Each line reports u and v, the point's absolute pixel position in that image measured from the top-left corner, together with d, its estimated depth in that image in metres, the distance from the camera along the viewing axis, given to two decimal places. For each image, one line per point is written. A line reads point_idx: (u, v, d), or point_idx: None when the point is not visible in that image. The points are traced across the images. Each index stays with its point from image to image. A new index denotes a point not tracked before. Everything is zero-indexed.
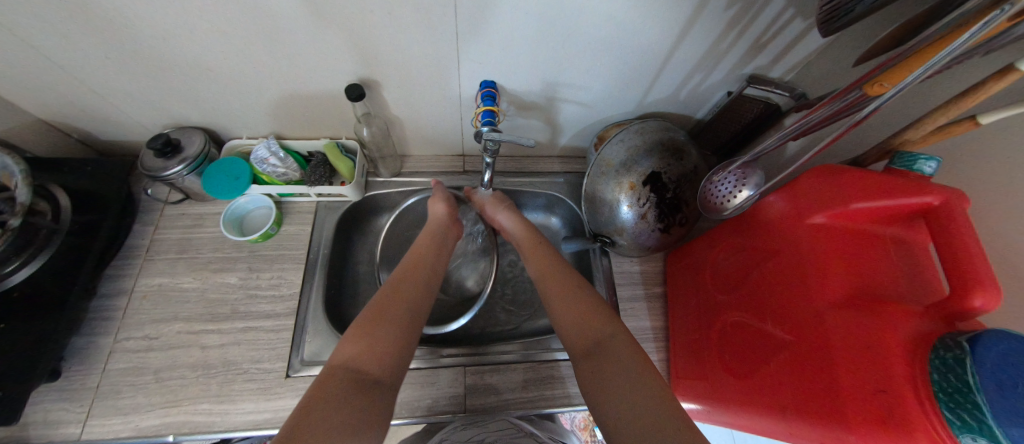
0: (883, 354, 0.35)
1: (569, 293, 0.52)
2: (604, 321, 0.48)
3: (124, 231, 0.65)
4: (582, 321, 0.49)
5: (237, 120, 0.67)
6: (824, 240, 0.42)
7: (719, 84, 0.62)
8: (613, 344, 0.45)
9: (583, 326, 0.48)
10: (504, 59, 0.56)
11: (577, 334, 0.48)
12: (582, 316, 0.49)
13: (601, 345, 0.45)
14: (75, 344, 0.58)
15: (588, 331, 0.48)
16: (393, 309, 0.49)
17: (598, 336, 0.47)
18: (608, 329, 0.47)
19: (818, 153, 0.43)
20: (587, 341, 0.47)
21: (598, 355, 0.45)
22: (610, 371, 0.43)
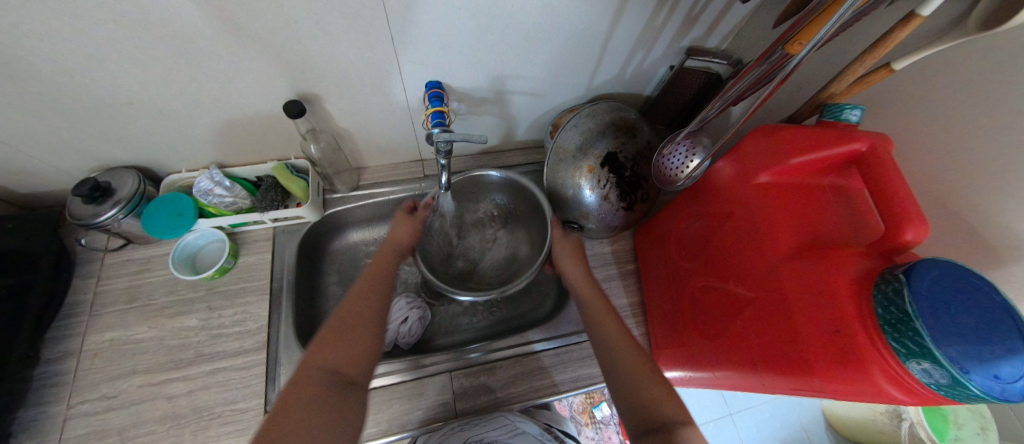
0: (834, 297, 0.37)
1: (635, 369, 0.43)
2: (670, 404, 0.39)
3: (62, 289, 0.60)
4: (643, 395, 0.40)
5: (172, 154, 0.62)
6: (770, 196, 0.44)
7: (660, 60, 0.63)
8: (685, 430, 0.36)
9: (646, 403, 0.40)
10: (445, 58, 0.55)
11: (634, 411, 0.40)
12: (646, 390, 0.41)
13: (665, 427, 0.37)
14: (23, 417, 0.53)
15: (651, 408, 0.39)
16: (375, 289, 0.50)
17: (664, 416, 0.38)
18: (674, 411, 0.38)
19: (752, 114, 0.44)
20: (648, 418, 0.39)
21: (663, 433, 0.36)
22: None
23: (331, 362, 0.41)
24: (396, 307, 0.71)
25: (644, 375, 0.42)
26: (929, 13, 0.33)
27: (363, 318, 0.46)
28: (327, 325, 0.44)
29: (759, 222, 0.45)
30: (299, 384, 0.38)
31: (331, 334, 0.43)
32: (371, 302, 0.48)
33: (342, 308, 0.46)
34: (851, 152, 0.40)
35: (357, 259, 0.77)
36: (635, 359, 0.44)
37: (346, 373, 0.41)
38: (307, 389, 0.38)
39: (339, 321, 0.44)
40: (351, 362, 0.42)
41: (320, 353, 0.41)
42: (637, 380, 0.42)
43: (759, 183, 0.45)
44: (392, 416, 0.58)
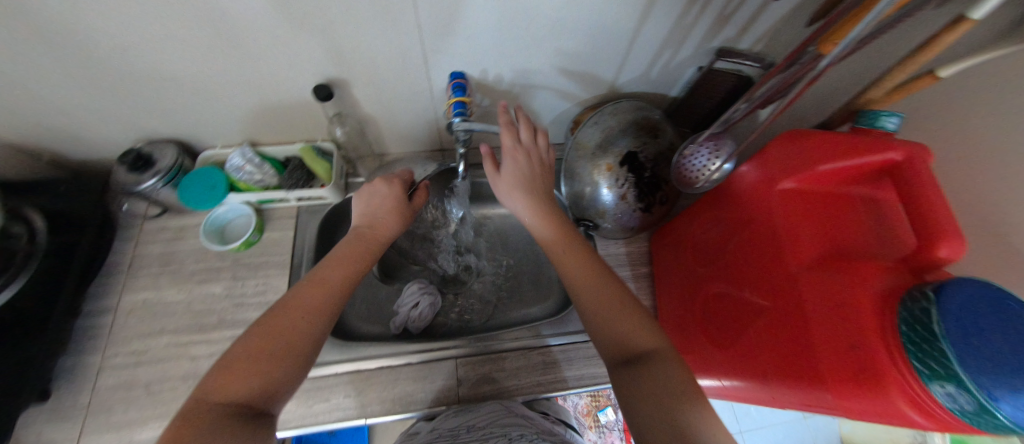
0: (856, 310, 0.35)
1: (611, 304, 0.42)
2: (647, 334, 0.39)
3: (105, 249, 0.64)
4: (618, 330, 0.40)
5: (209, 130, 0.66)
6: (794, 204, 0.43)
7: (689, 60, 0.62)
8: (659, 357, 0.37)
9: (624, 338, 0.40)
10: (470, 49, 0.56)
11: (611, 345, 0.40)
12: (622, 321, 0.41)
13: (641, 356, 0.38)
14: (64, 364, 0.58)
15: (628, 341, 0.39)
16: (317, 297, 0.40)
17: (639, 347, 0.38)
18: (650, 341, 0.39)
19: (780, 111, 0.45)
20: (624, 350, 0.39)
21: (638, 366, 0.37)
22: (654, 381, 0.35)
23: (241, 386, 0.33)
24: (408, 292, 0.72)
25: (620, 307, 0.42)
26: (978, 17, 0.31)
27: (290, 335, 0.37)
28: (239, 342, 0.35)
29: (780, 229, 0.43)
30: (190, 419, 0.30)
31: (247, 351, 0.35)
32: (304, 314, 0.39)
33: (266, 319, 0.37)
34: (885, 162, 0.38)
35: None
36: (608, 293, 0.43)
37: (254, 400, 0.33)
38: (197, 421, 0.30)
39: (258, 335, 0.36)
40: (265, 388, 0.34)
41: (225, 375, 0.33)
42: (613, 315, 0.41)
43: (782, 189, 0.44)
44: (397, 396, 0.60)
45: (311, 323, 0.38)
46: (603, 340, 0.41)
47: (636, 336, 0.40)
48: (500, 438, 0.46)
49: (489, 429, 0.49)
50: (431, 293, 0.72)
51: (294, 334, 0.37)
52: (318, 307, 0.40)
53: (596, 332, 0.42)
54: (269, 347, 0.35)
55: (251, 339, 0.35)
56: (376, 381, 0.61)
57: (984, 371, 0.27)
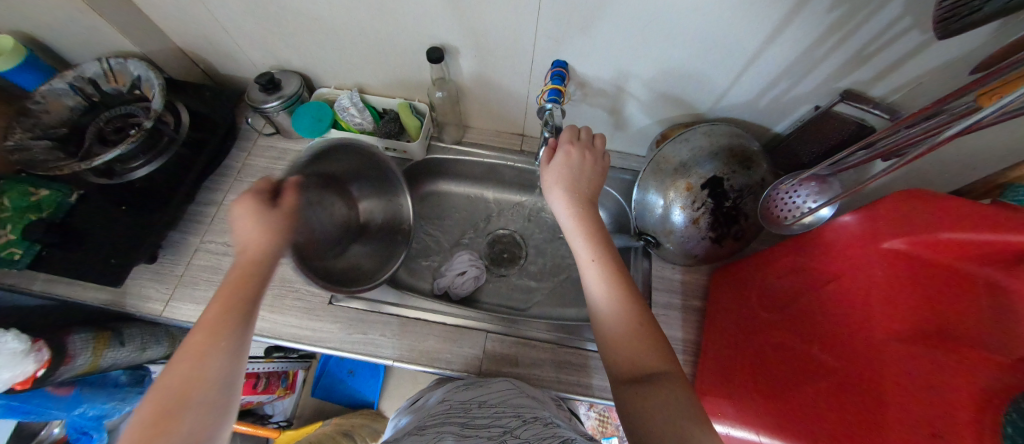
0: (945, 402, 0.30)
1: (630, 322, 0.41)
2: (658, 355, 0.39)
3: (224, 152, 0.75)
4: (632, 347, 0.40)
5: (331, 71, 0.74)
6: (897, 269, 0.38)
7: (806, 97, 0.59)
8: (667, 380, 0.37)
9: (635, 354, 0.40)
10: (581, 42, 0.57)
11: (622, 361, 0.40)
12: (638, 338, 0.40)
13: (649, 376, 0.37)
14: (172, 237, 0.68)
15: (639, 359, 0.39)
16: (209, 344, 0.33)
17: (648, 366, 0.38)
18: (660, 361, 0.39)
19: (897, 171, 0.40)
20: (634, 367, 0.39)
21: (645, 384, 0.37)
22: (661, 400, 0.35)
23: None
24: (458, 260, 0.77)
25: (636, 324, 0.41)
26: None
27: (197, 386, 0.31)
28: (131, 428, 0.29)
29: (874, 294, 0.39)
30: None
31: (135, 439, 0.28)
32: (204, 365, 0.32)
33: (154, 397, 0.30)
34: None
35: (438, 205, 0.84)
36: (629, 311, 0.42)
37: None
38: None
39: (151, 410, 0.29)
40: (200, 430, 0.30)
41: None
42: (629, 333, 0.41)
43: (887, 248, 0.40)
44: (425, 349, 0.63)
45: (217, 366, 0.33)
46: (613, 354, 0.41)
47: (646, 355, 0.39)
48: (512, 419, 0.46)
49: (501, 408, 0.49)
50: (477, 266, 0.76)
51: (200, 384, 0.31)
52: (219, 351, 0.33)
53: (609, 345, 0.42)
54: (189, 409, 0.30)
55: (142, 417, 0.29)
56: (412, 330, 0.64)
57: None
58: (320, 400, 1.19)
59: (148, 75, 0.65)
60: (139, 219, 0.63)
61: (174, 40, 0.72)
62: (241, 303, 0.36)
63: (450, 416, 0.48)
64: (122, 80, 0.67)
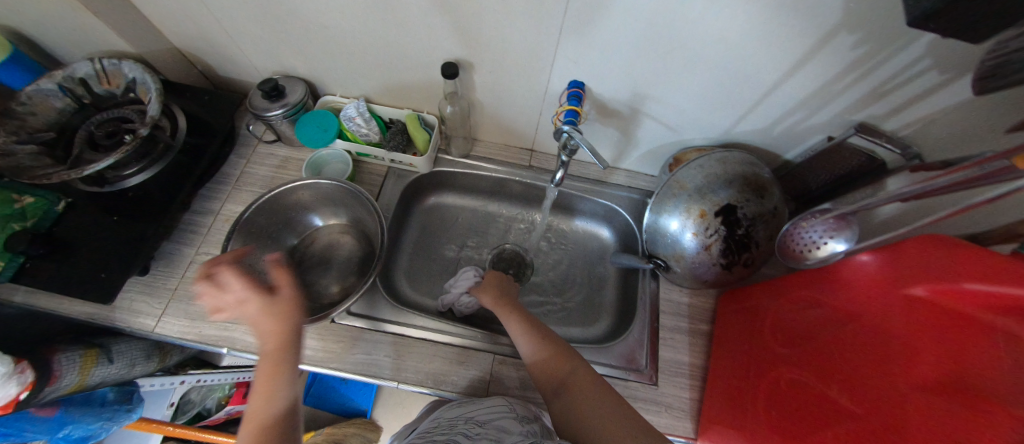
0: None
1: (547, 341, 0.54)
2: (566, 360, 0.52)
3: (222, 159, 0.72)
4: (548, 362, 0.52)
5: (337, 78, 0.72)
6: (921, 315, 0.38)
7: (820, 127, 0.59)
8: (578, 382, 0.49)
9: (551, 367, 0.51)
10: (600, 64, 0.56)
11: (543, 374, 0.51)
12: (555, 355, 0.52)
13: (566, 384, 0.49)
14: (165, 248, 0.65)
15: (555, 370, 0.51)
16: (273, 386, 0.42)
17: (561, 375, 0.50)
18: (569, 368, 0.51)
19: (942, 219, 0.40)
20: (554, 379, 0.50)
21: (567, 394, 0.48)
22: (586, 404, 0.46)
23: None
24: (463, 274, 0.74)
25: (550, 341, 0.54)
26: None
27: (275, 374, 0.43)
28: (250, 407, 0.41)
29: (896, 338, 0.39)
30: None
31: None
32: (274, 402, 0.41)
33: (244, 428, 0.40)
34: None
35: (442, 218, 0.82)
36: (540, 333, 0.55)
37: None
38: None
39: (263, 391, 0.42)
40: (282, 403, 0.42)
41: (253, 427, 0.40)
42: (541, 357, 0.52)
43: (910, 295, 0.40)
44: (429, 371, 0.61)
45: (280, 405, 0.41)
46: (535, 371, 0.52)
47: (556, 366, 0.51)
48: (490, 440, 0.44)
49: (486, 428, 0.47)
50: None
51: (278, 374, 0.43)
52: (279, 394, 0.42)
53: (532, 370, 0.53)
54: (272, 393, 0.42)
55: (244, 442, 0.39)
56: (417, 352, 0.63)
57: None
58: (312, 408, 1.16)
59: (144, 78, 0.62)
60: (131, 231, 0.60)
61: (172, 41, 0.68)
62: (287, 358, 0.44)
63: (435, 435, 0.47)
64: (115, 82, 0.64)
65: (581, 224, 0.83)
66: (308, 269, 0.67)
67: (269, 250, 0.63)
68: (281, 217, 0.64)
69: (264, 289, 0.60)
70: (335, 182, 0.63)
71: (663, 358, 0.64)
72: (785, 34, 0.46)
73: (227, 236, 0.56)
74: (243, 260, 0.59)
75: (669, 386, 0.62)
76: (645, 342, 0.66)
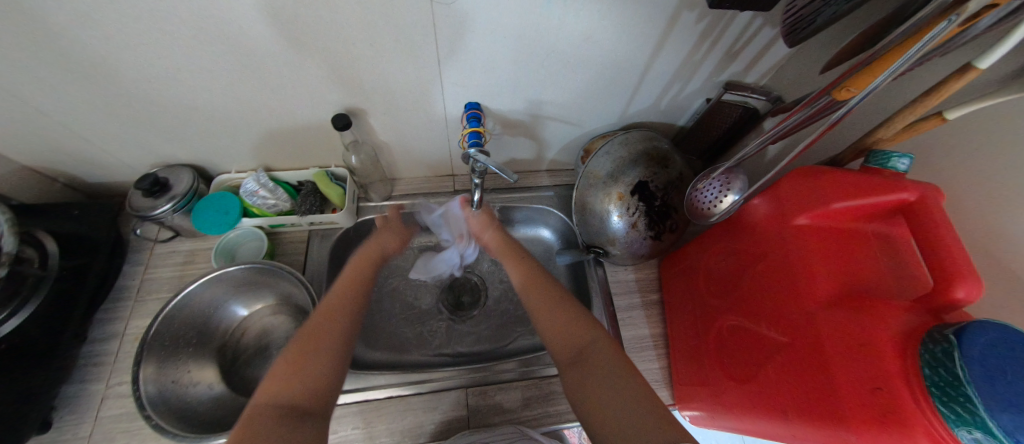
0: (876, 350, 0.35)
1: (560, 308, 0.47)
2: (586, 327, 0.45)
3: (113, 274, 0.64)
4: (565, 329, 0.45)
5: (226, 156, 0.67)
6: (808, 241, 0.43)
7: (697, 93, 0.65)
8: (596, 350, 0.42)
9: (566, 333, 0.45)
10: (486, 81, 0.58)
11: (562, 342, 0.45)
12: (569, 323, 0.45)
13: (582, 353, 0.42)
14: (65, 392, 0.56)
15: (572, 338, 0.44)
16: (308, 358, 0.41)
17: (581, 342, 0.43)
18: (589, 336, 0.44)
19: (798, 153, 0.44)
20: (571, 349, 0.44)
21: (582, 364, 0.41)
22: (599, 380, 0.39)
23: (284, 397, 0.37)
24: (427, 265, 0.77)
25: (557, 300, 0.48)
26: (986, 67, 0.32)
27: (316, 347, 0.42)
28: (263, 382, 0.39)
29: (794, 264, 0.43)
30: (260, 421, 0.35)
31: (267, 388, 0.38)
32: (318, 355, 0.42)
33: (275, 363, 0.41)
34: (898, 201, 0.38)
35: (383, 265, 0.79)
36: (556, 294, 0.49)
37: (303, 404, 0.38)
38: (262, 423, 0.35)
39: (293, 358, 0.41)
40: (305, 386, 0.39)
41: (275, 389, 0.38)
42: (558, 317, 0.46)
43: (797, 225, 0.44)
44: (404, 428, 0.59)
45: (324, 359, 0.42)
46: (548, 336, 0.46)
47: (575, 331, 0.45)
48: None
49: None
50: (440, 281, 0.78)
51: (319, 348, 0.42)
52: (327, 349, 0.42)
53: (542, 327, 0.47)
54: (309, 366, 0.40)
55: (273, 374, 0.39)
56: (384, 412, 0.60)
57: (1000, 402, 0.27)
58: None
59: None
60: None
61: (20, 161, 0.60)
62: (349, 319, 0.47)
63: None
64: None
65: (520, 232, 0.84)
66: (245, 364, 0.61)
67: (193, 357, 0.57)
68: (198, 318, 0.58)
69: (197, 401, 0.54)
70: (244, 265, 0.58)
71: (626, 339, 0.65)
72: (637, 21, 0.50)
73: (136, 362, 0.50)
74: (163, 380, 0.52)
75: (639, 363, 0.63)
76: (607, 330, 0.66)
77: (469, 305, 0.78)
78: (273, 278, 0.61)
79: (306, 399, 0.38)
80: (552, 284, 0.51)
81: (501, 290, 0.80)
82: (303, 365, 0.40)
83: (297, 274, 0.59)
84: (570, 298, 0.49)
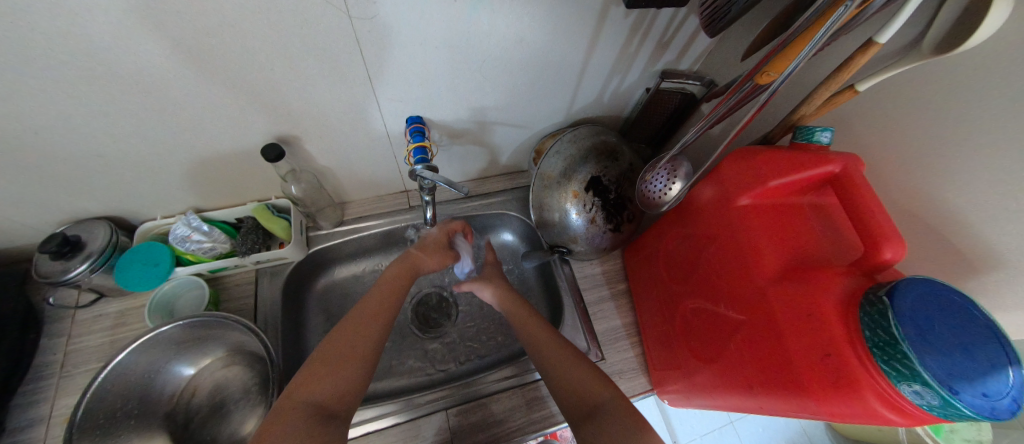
0: (822, 319, 0.36)
1: (571, 370, 0.50)
2: (599, 386, 0.48)
3: (27, 352, 0.56)
4: (577, 386, 0.48)
5: (147, 202, 0.61)
6: (753, 220, 0.44)
7: (636, 84, 0.66)
8: (610, 408, 0.45)
9: (579, 390, 0.48)
10: (424, 94, 0.56)
11: (575, 400, 0.48)
12: (582, 382, 0.49)
13: (596, 411, 0.45)
14: None
15: (585, 396, 0.47)
16: (340, 358, 0.45)
17: (595, 401, 0.46)
18: (603, 395, 0.47)
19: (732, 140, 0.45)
20: (584, 406, 0.47)
21: (595, 420, 0.44)
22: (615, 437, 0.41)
23: (315, 397, 0.41)
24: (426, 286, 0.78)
25: (567, 354, 0.52)
26: (886, 41, 0.34)
27: (347, 349, 0.46)
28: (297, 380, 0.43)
29: (743, 245, 0.45)
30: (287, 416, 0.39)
31: (301, 390, 0.42)
32: (348, 358, 0.46)
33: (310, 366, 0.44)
34: (826, 174, 0.40)
35: (344, 294, 0.75)
36: (564, 353, 0.52)
37: (331, 406, 0.42)
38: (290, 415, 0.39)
39: (323, 360, 0.45)
40: (335, 389, 0.43)
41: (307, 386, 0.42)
42: (569, 372, 0.50)
43: (740, 206, 0.45)
44: None
45: (355, 361, 0.45)
46: (563, 394, 0.49)
47: (588, 391, 0.48)
48: None
49: None
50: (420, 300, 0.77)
51: (351, 352, 0.46)
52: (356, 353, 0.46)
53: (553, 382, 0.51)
54: (341, 367, 0.45)
55: (306, 375, 0.43)
56: None
57: (931, 354, 0.29)
58: None
59: None
60: None
61: None
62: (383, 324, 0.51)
63: None
64: None
65: (484, 239, 0.83)
66: (201, 426, 0.56)
67: (137, 430, 0.52)
68: (136, 386, 0.53)
69: None
70: (182, 322, 0.53)
71: (601, 332, 0.66)
72: (567, 19, 0.50)
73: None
74: None
75: (615, 354, 0.64)
76: (580, 326, 0.66)
77: (441, 321, 0.76)
78: (218, 329, 0.56)
79: (334, 401, 0.42)
80: (558, 341, 0.54)
81: (473, 301, 0.78)
82: (332, 366, 0.44)
83: (241, 320, 0.54)
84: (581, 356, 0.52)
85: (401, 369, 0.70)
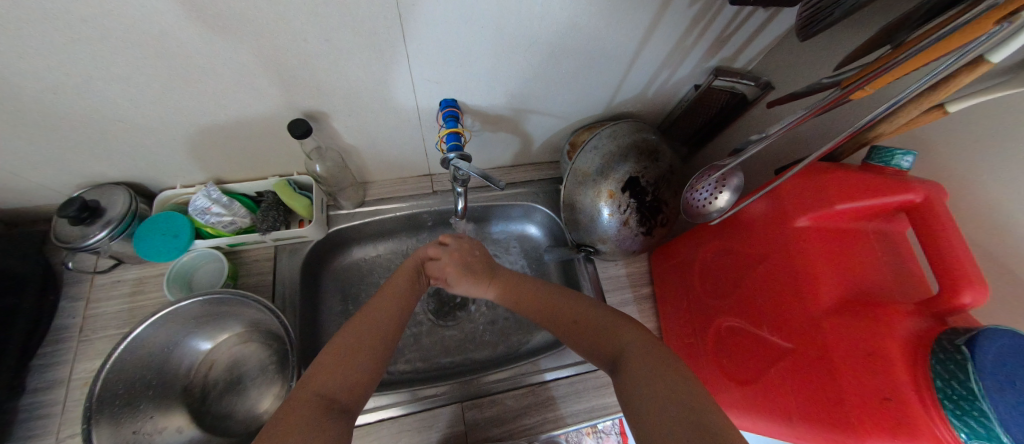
0: (885, 359, 0.34)
1: (589, 327, 0.47)
2: (621, 330, 0.46)
3: (46, 314, 0.55)
4: (599, 336, 0.46)
5: (166, 170, 0.59)
6: (812, 244, 0.41)
7: (685, 80, 0.61)
8: (634, 349, 0.42)
9: (603, 341, 0.46)
10: (462, 75, 0.52)
11: (600, 352, 0.45)
12: (602, 333, 0.46)
13: (621, 356, 0.43)
14: None
15: (607, 345, 0.45)
16: (354, 345, 0.43)
17: (617, 347, 0.44)
18: (627, 337, 0.44)
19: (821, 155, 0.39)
20: (611, 354, 0.44)
21: (621, 366, 0.42)
22: (643, 369, 0.39)
23: (325, 388, 0.39)
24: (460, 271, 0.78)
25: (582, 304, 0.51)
26: (1000, 60, 0.29)
27: (360, 341, 0.44)
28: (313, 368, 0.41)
29: (795, 268, 0.42)
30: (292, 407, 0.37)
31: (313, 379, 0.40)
32: (365, 349, 0.43)
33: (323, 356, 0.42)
34: (904, 202, 0.37)
35: (361, 276, 0.74)
36: (578, 313, 0.49)
37: (341, 400, 0.39)
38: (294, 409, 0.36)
39: (335, 351, 0.42)
40: (344, 383, 0.40)
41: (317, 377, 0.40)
42: (582, 323, 0.48)
43: (798, 227, 0.42)
44: None
45: (371, 351, 0.43)
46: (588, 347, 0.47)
47: (611, 339, 0.45)
48: None
49: None
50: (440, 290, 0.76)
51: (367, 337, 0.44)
52: (367, 350, 0.43)
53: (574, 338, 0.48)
54: (353, 349, 0.43)
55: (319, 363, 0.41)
56: (376, 435, 0.56)
57: (1014, 417, 0.26)
58: None
59: None
60: None
61: None
62: (395, 313, 0.49)
63: None
64: None
65: (505, 231, 0.81)
66: (216, 402, 0.56)
67: (154, 402, 0.51)
68: (154, 357, 0.52)
69: None
70: (202, 297, 0.52)
71: None
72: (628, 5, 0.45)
73: (85, 421, 0.44)
74: (122, 432, 0.47)
75: None
76: None
77: (458, 310, 0.75)
78: (237, 305, 0.55)
79: (346, 395, 0.40)
80: (569, 301, 0.51)
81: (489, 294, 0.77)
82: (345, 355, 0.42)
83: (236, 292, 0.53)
84: (598, 307, 0.50)
85: (420, 354, 0.70)
